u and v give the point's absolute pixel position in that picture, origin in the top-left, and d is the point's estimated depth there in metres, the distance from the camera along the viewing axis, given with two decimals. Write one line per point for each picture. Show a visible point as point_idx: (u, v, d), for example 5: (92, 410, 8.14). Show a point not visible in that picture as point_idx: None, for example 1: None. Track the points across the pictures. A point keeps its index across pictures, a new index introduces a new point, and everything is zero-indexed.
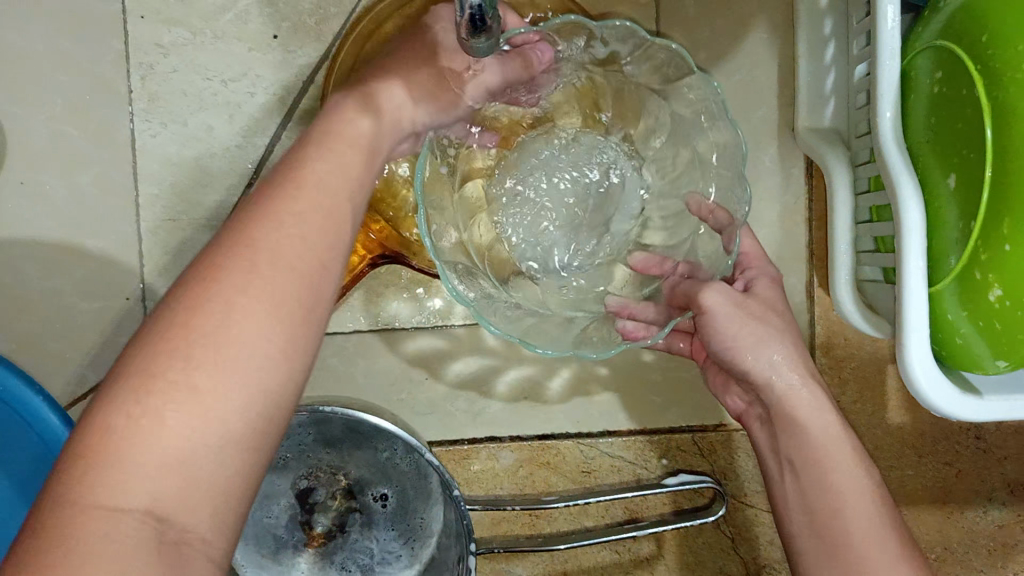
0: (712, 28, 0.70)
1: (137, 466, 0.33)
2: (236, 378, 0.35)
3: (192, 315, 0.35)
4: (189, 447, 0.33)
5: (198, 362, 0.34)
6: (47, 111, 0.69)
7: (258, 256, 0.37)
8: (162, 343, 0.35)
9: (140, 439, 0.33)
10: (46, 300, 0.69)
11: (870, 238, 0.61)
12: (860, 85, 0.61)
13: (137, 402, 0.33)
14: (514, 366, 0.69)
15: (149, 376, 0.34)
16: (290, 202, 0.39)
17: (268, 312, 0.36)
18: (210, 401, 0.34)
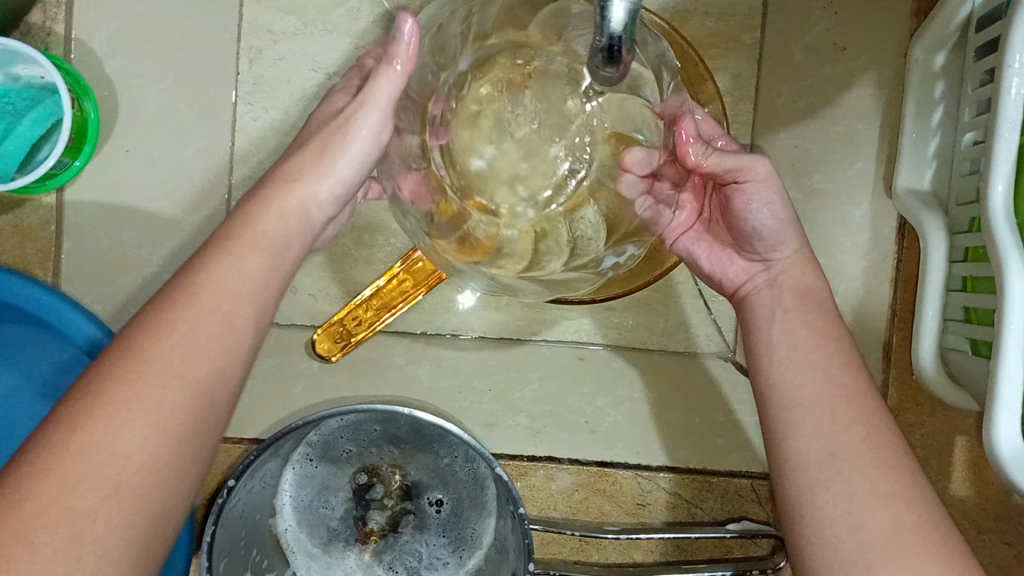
0: (817, 78, 0.70)
1: (41, 519, 0.36)
2: (144, 433, 0.40)
3: (82, 415, 0.39)
4: (76, 527, 0.37)
5: (79, 454, 0.38)
6: (157, 84, 0.71)
7: (147, 367, 0.41)
8: (61, 436, 0.38)
9: (71, 480, 0.37)
10: (132, 266, 0.70)
11: (960, 308, 0.60)
12: (966, 154, 0.60)
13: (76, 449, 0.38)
14: (578, 388, 0.71)
15: (47, 466, 0.38)
16: (182, 311, 0.44)
17: (151, 419, 0.40)
18: (93, 492, 0.38)
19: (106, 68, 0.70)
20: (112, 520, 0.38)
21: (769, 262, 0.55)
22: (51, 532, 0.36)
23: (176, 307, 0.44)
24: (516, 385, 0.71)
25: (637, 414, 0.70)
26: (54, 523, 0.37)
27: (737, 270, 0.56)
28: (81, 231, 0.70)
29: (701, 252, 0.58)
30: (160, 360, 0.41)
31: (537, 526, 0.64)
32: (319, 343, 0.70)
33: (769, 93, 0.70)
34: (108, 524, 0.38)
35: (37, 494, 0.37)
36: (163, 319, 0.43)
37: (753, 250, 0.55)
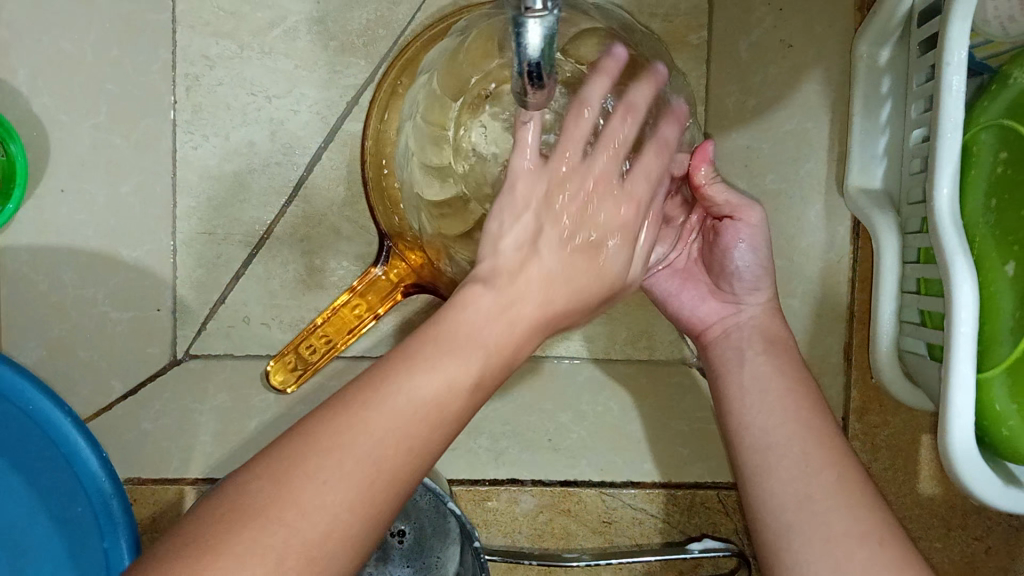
0: (765, 77, 0.68)
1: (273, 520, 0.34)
2: (386, 437, 0.37)
3: (334, 417, 0.37)
4: (323, 530, 0.35)
5: (332, 459, 0.36)
6: (91, 118, 0.69)
7: (403, 377, 0.39)
8: (311, 436, 0.37)
9: (302, 495, 0.35)
10: (78, 306, 0.69)
11: (915, 310, 0.59)
12: (915, 151, 0.59)
13: (307, 461, 0.36)
14: (538, 406, 0.70)
15: (295, 465, 0.36)
16: (453, 329, 0.41)
17: (403, 427, 0.38)
18: (336, 494, 0.35)
19: (36, 106, 0.69)
20: (348, 528, 0.35)
21: (741, 305, 0.57)
22: (297, 533, 0.34)
23: (438, 334, 0.41)
24: (477, 406, 0.70)
25: (599, 429, 0.69)
26: (277, 535, 0.34)
27: (709, 310, 0.58)
28: (20, 275, 0.69)
29: (676, 292, 0.58)
30: (414, 377, 0.39)
31: (496, 556, 0.64)
32: (273, 374, 0.68)
33: (717, 93, 0.69)
34: (328, 525, 0.35)
35: (291, 490, 0.35)
36: (425, 339, 0.41)
37: (730, 290, 0.57)
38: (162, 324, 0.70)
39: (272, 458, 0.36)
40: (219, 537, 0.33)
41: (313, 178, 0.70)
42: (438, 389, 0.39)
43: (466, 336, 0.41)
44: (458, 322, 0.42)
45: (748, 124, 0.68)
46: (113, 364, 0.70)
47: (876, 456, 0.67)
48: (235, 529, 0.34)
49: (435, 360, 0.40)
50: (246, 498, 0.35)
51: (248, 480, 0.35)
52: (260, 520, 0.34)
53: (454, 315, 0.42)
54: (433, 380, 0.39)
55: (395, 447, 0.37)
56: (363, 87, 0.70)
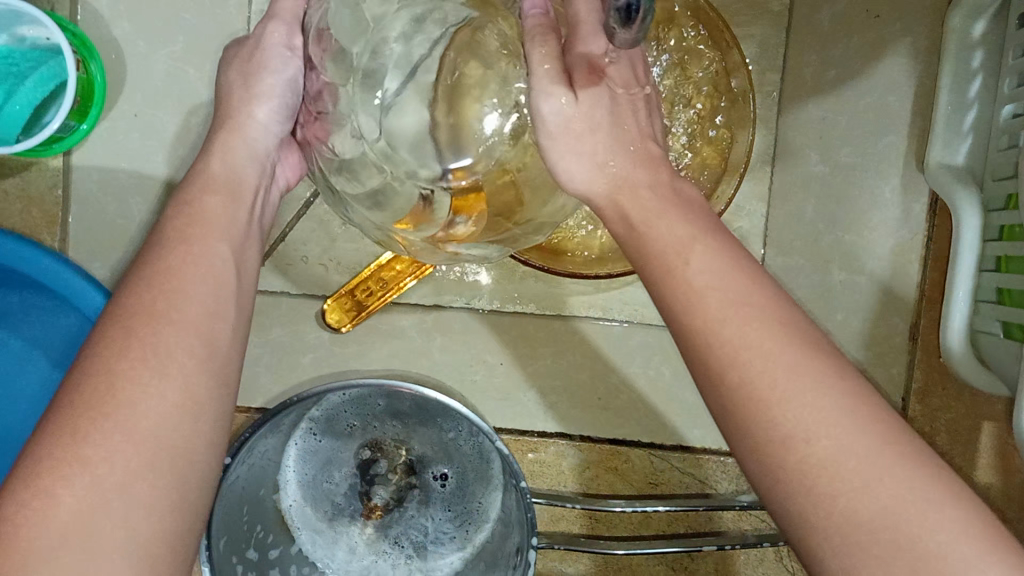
0: (848, 45, 0.67)
1: (73, 477, 0.35)
2: (139, 424, 0.37)
3: (77, 392, 0.37)
4: (119, 484, 0.36)
5: (96, 432, 0.36)
6: (167, 47, 0.70)
7: (162, 299, 0.40)
8: (68, 415, 0.37)
9: (85, 473, 0.35)
10: (143, 234, 0.70)
11: (993, 289, 0.57)
12: (1005, 128, 0.58)
13: (70, 443, 0.36)
14: (591, 364, 0.69)
15: (52, 444, 0.36)
16: (179, 260, 0.42)
17: (154, 375, 0.38)
18: (106, 462, 0.36)
19: (113, 31, 0.69)
20: (152, 477, 0.36)
21: None
22: (118, 480, 0.36)
23: (157, 285, 0.41)
24: (530, 359, 0.69)
25: (650, 392, 0.69)
26: (85, 509, 0.35)
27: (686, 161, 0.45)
28: (89, 196, 0.70)
29: None
30: (163, 345, 0.39)
31: (541, 500, 0.63)
32: (330, 313, 0.69)
33: None
34: (127, 486, 0.36)
35: (48, 462, 0.35)
36: (136, 301, 0.40)
37: None
38: None
39: (37, 444, 0.36)
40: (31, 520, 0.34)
41: None
42: (189, 363, 0.39)
43: (195, 285, 0.42)
44: (186, 253, 0.43)
45: (825, 94, 0.67)
46: None
47: (934, 440, 0.66)
48: (34, 512, 0.34)
49: (175, 347, 0.39)
50: (23, 485, 0.35)
51: (28, 465, 0.36)
52: (42, 499, 0.35)
53: (158, 276, 0.42)
54: (147, 360, 0.38)
55: (161, 428, 0.37)
56: None
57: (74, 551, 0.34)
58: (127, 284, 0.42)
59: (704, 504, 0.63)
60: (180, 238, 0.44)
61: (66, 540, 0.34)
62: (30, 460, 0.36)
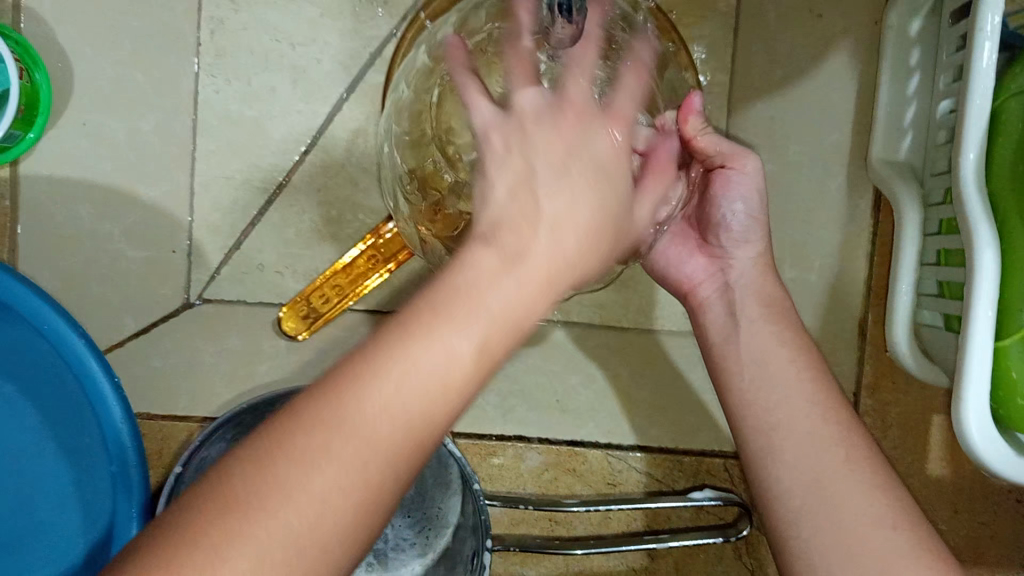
0: (793, 45, 0.68)
1: (217, 553, 0.30)
2: (327, 463, 0.32)
3: (288, 447, 0.32)
4: (280, 569, 0.31)
5: (266, 511, 0.31)
6: (117, 56, 0.70)
7: (426, 356, 0.33)
8: (230, 486, 0.31)
9: (274, 521, 0.31)
10: (95, 244, 0.70)
11: (934, 281, 0.58)
12: (942, 123, 0.59)
13: (262, 480, 0.31)
14: (547, 365, 0.69)
15: (204, 523, 0.30)
16: (456, 314, 0.34)
17: (366, 456, 0.32)
18: (278, 546, 0.31)
19: (62, 41, 0.69)
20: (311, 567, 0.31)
21: (728, 260, 0.56)
22: (269, 562, 0.31)
23: (450, 313, 0.34)
24: None
25: (609, 392, 0.69)
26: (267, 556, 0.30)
27: (696, 268, 0.57)
28: (40, 206, 0.70)
29: (667, 250, 0.58)
30: (378, 393, 0.33)
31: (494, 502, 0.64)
32: (285, 320, 0.70)
33: (744, 61, 0.68)
34: (285, 573, 0.31)
35: (204, 537, 0.30)
36: (385, 356, 0.33)
37: (717, 244, 0.56)
38: (175, 265, 0.71)
39: (222, 487, 0.31)
40: (185, 566, 0.30)
41: (333, 127, 0.71)
42: (397, 395, 0.33)
43: (498, 301, 0.35)
44: (455, 291, 0.34)
45: (772, 93, 0.68)
46: (126, 305, 0.71)
47: (886, 433, 0.67)
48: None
49: (388, 373, 0.33)
50: (169, 553, 0.30)
51: (181, 531, 0.30)
52: (211, 549, 0.30)
53: (450, 298, 0.34)
54: (416, 394, 0.33)
55: (377, 461, 0.32)
56: (387, 40, 0.71)
57: None
58: (431, 298, 0.35)
59: (659, 500, 0.64)
60: (455, 283, 0.35)
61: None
62: (191, 499, 0.31)
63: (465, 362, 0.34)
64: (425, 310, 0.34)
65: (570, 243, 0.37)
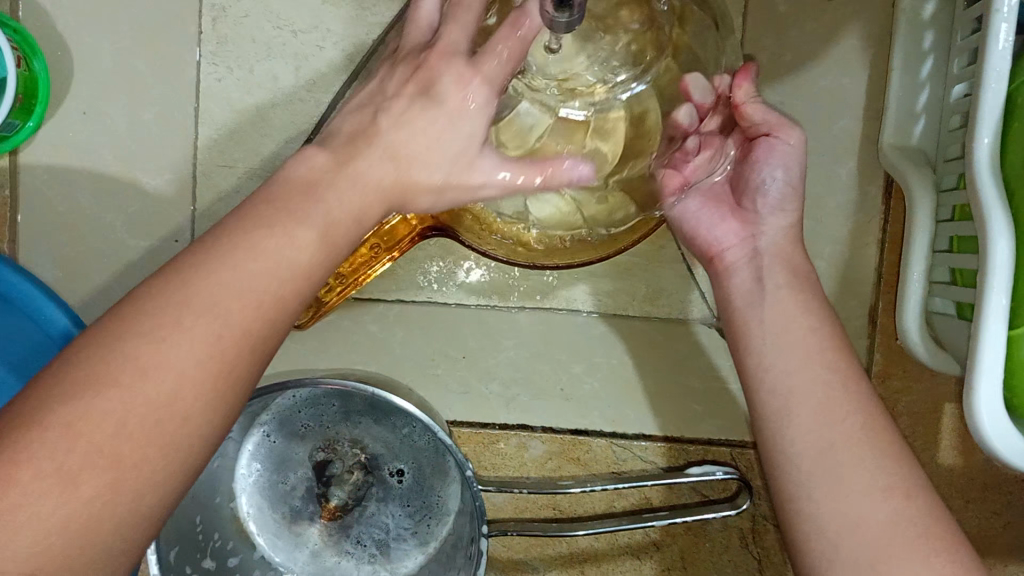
0: (804, 28, 0.66)
1: (94, 399, 0.34)
2: (193, 330, 0.36)
3: (129, 321, 0.35)
4: (112, 429, 0.33)
5: (119, 373, 0.34)
6: (117, 44, 0.69)
7: (207, 287, 0.37)
8: (97, 347, 0.35)
9: (125, 390, 0.34)
10: (97, 233, 0.70)
11: (946, 269, 0.57)
12: (955, 107, 0.57)
13: (105, 354, 0.34)
14: (552, 354, 0.69)
15: (93, 376, 0.34)
16: (248, 241, 0.38)
17: (186, 350, 0.35)
18: (121, 418, 0.34)
19: (61, 29, 0.69)
20: (164, 443, 0.35)
21: (758, 228, 0.56)
22: (121, 422, 0.34)
23: (265, 224, 0.39)
24: (492, 352, 0.69)
25: (616, 381, 0.69)
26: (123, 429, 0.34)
27: (727, 233, 0.56)
28: (41, 195, 0.70)
29: (695, 211, 0.57)
30: (205, 287, 0.36)
31: (491, 486, 0.63)
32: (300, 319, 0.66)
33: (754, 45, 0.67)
34: (142, 441, 0.34)
35: (100, 402, 0.34)
36: (232, 272, 0.37)
37: (752, 207, 0.56)
38: (177, 254, 0.71)
39: (80, 356, 0.35)
40: (30, 444, 0.33)
41: (335, 115, 0.70)
42: (251, 280, 0.37)
43: (276, 223, 0.39)
44: (311, 206, 0.40)
45: (783, 77, 0.66)
46: (128, 294, 0.70)
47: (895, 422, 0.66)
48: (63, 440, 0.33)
49: (256, 251, 0.38)
50: (45, 408, 0.33)
51: (59, 384, 0.34)
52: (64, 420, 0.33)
53: (303, 199, 0.40)
54: (263, 263, 0.38)
55: (234, 324, 0.37)
56: (390, 26, 0.70)
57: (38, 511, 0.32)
58: (236, 214, 0.40)
59: (655, 478, 0.64)
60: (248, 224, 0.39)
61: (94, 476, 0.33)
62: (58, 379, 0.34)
63: (200, 308, 0.36)
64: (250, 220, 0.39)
65: (348, 190, 0.41)
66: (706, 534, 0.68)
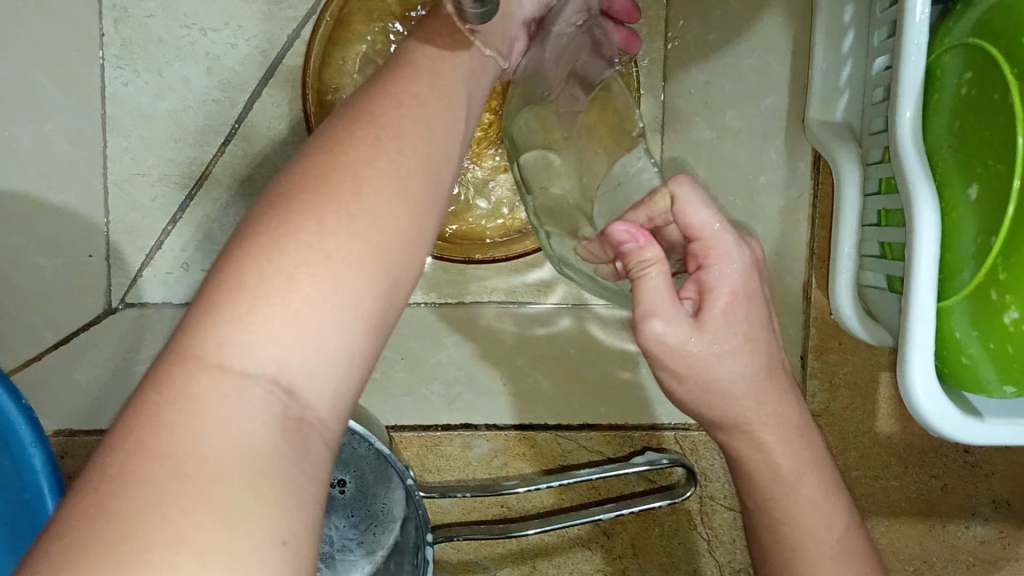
0: (726, 7, 0.66)
1: (298, 248, 0.29)
2: (372, 155, 0.31)
3: (330, 155, 0.31)
4: (340, 260, 0.29)
5: (327, 206, 0.30)
6: (11, 53, 0.65)
7: (395, 114, 0.33)
8: (296, 186, 0.30)
9: (317, 219, 0.29)
10: (5, 255, 0.66)
11: (876, 243, 0.57)
12: (878, 80, 0.57)
13: (303, 188, 0.30)
14: (494, 350, 0.67)
15: (278, 223, 0.29)
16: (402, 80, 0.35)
17: (401, 171, 0.32)
18: (335, 254, 0.29)
19: None
20: (370, 275, 0.29)
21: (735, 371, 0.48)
22: (310, 265, 0.28)
23: (407, 71, 0.36)
24: (434, 352, 0.67)
25: (559, 373, 0.68)
26: (329, 257, 0.29)
27: None
28: None
29: None
30: (389, 111, 0.33)
31: (432, 493, 0.61)
32: None
33: (678, 25, 0.66)
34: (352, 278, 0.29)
35: (285, 246, 0.29)
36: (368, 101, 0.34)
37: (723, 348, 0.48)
38: (94, 271, 0.67)
39: (269, 200, 0.30)
40: (238, 285, 0.28)
41: (254, 115, 0.67)
42: (403, 113, 0.33)
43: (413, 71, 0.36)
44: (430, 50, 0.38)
45: (708, 57, 0.66)
46: (44, 316, 0.67)
47: (834, 396, 0.67)
48: (227, 310, 0.28)
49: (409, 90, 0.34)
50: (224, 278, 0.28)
51: (232, 257, 0.29)
52: (275, 250, 0.29)
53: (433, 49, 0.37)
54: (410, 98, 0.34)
55: (409, 154, 0.32)
56: (305, 20, 0.67)
57: (217, 409, 0.26)
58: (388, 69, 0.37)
59: (598, 470, 0.63)
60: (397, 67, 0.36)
61: (296, 345, 0.28)
62: (241, 235, 0.30)
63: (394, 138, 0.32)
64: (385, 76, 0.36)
65: (449, 37, 0.39)
66: (655, 520, 0.67)
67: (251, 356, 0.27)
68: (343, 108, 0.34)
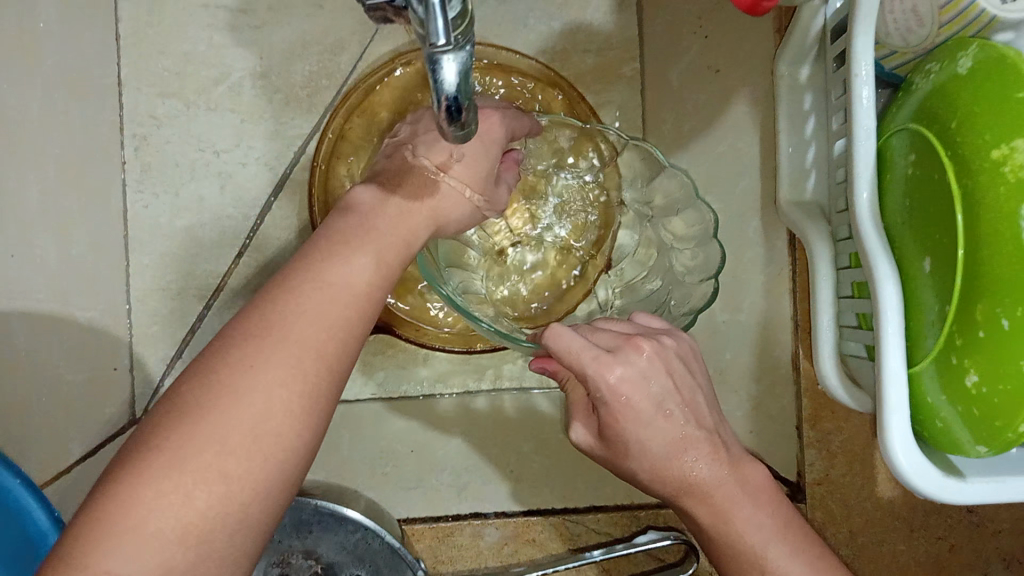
0: (696, 101, 0.71)
1: (190, 464, 0.36)
2: (266, 376, 0.39)
3: (227, 372, 0.39)
4: (224, 479, 0.37)
5: (219, 428, 0.37)
6: (39, 182, 0.70)
7: (289, 333, 0.40)
8: (196, 401, 0.38)
9: (218, 438, 0.37)
10: (32, 370, 0.70)
11: (852, 314, 0.60)
12: (839, 162, 0.60)
13: (203, 408, 0.38)
14: (497, 435, 0.70)
15: (175, 437, 0.37)
16: (308, 288, 0.42)
17: (289, 388, 0.39)
18: (224, 474, 0.37)
19: None
20: (253, 483, 0.37)
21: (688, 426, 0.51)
22: (202, 480, 0.36)
23: (306, 284, 0.42)
24: (441, 441, 0.70)
25: (563, 455, 0.70)
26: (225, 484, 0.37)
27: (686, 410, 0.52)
28: None
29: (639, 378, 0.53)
30: (288, 328, 0.40)
31: None
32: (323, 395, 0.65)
33: (653, 119, 0.72)
34: (237, 490, 0.37)
35: (181, 461, 0.36)
36: (271, 313, 0.41)
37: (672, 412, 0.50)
38: (119, 381, 0.71)
39: (165, 427, 0.37)
40: (137, 504, 0.35)
41: (265, 226, 0.72)
42: (300, 328, 0.41)
43: (322, 275, 0.43)
44: (335, 250, 0.44)
45: (683, 146, 0.71)
46: (73, 428, 0.70)
47: (832, 463, 0.68)
48: (126, 519, 0.35)
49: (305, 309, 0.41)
50: (126, 485, 0.36)
51: (136, 464, 0.36)
52: (178, 477, 0.36)
53: (337, 251, 0.44)
54: (315, 310, 0.41)
55: (308, 362, 0.40)
56: (309, 137, 0.73)
57: None
58: (285, 273, 0.43)
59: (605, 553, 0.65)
60: (305, 270, 0.43)
61: (179, 549, 0.35)
62: (146, 439, 0.37)
63: (287, 357, 0.40)
64: (278, 283, 0.43)
65: (340, 245, 0.44)
66: None
67: (159, 547, 0.35)
68: (252, 311, 0.41)
